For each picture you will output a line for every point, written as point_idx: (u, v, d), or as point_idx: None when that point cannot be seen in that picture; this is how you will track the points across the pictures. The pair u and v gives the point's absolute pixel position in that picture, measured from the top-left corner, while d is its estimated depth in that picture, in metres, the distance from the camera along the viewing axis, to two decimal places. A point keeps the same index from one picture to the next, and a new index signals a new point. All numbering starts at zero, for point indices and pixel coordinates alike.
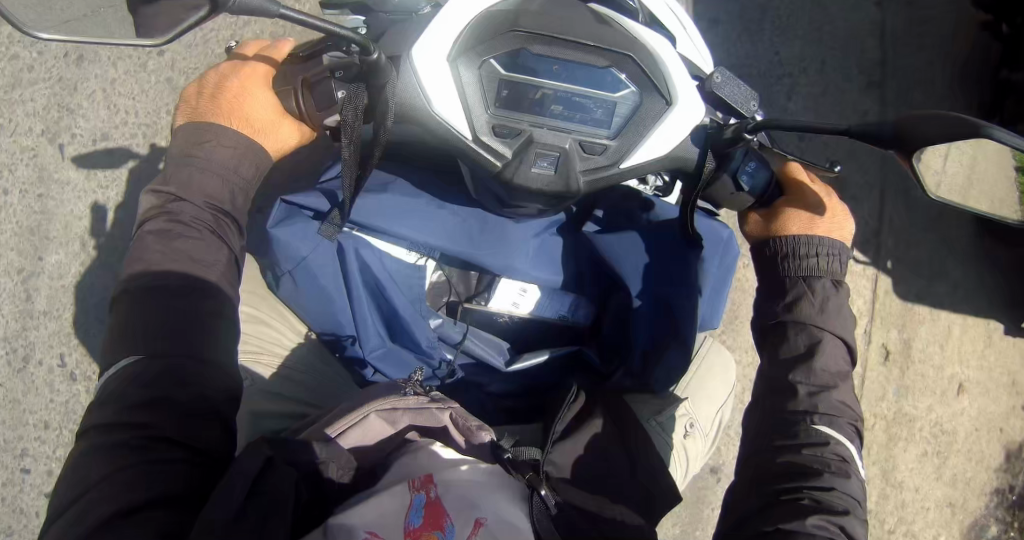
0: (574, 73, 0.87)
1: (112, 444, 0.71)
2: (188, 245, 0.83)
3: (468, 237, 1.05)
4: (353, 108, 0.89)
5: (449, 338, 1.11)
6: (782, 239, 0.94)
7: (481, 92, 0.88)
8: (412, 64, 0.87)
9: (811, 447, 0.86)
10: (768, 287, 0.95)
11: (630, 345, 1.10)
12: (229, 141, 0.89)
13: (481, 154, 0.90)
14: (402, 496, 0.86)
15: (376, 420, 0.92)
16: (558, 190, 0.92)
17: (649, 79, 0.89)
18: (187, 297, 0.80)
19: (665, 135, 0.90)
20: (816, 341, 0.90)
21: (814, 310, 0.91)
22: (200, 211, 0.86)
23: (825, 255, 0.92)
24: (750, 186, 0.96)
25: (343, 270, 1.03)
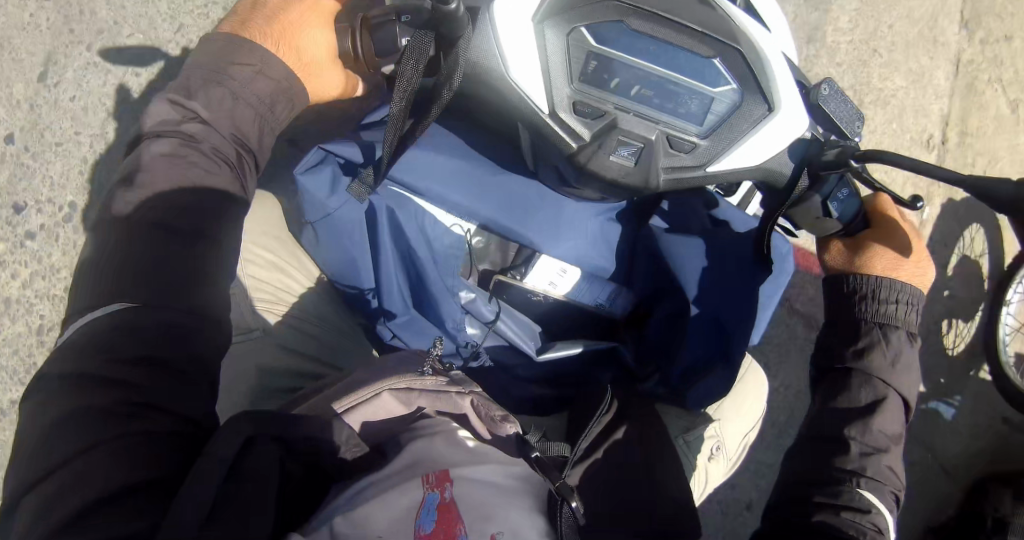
0: (671, 58, 0.77)
1: (84, 416, 0.63)
2: (201, 176, 0.74)
3: (516, 209, 0.95)
4: (415, 59, 0.78)
5: (482, 315, 1.00)
6: (863, 276, 0.83)
7: (566, 61, 0.78)
8: (492, 20, 0.76)
9: (851, 512, 0.74)
10: (836, 324, 0.84)
11: (670, 357, 0.97)
12: (274, 72, 0.79)
13: (555, 131, 0.80)
14: (414, 494, 0.80)
15: (390, 400, 0.83)
16: (634, 183, 0.82)
17: (754, 77, 0.78)
18: (187, 239, 0.72)
19: (761, 145, 0.80)
20: (879, 398, 0.79)
21: (886, 363, 0.80)
22: (224, 144, 0.76)
23: (905, 304, 0.81)
24: (839, 212, 0.85)
25: (372, 229, 0.94)
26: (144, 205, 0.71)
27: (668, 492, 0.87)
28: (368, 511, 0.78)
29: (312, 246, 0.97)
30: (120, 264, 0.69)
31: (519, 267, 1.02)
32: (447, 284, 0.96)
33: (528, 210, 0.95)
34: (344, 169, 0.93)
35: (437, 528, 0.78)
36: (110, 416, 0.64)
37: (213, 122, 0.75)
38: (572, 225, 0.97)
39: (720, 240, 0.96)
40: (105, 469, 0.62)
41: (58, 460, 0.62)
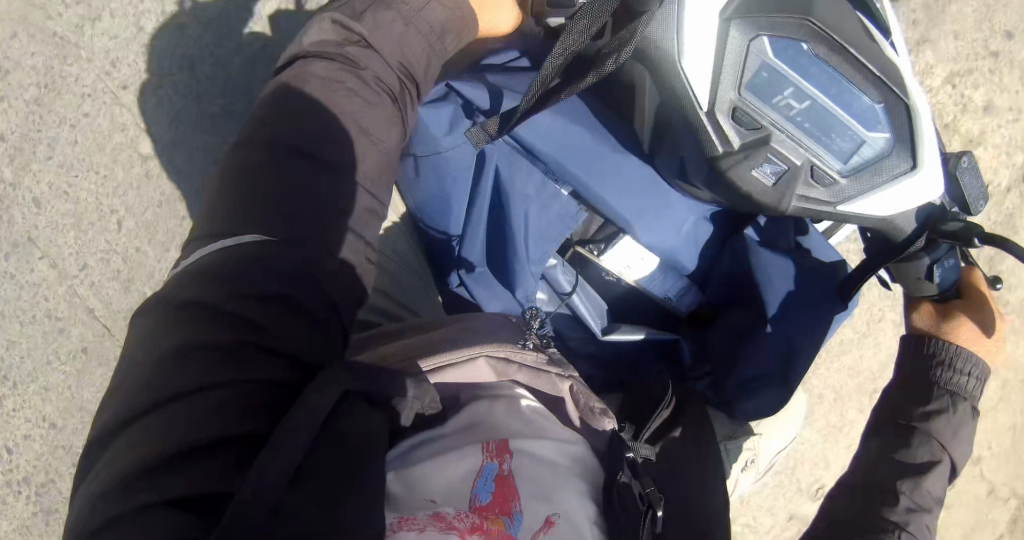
0: (840, 91, 0.77)
1: (196, 358, 0.62)
2: (356, 105, 0.72)
3: (618, 191, 0.95)
4: (592, 19, 0.75)
5: (557, 284, 1.05)
6: (946, 343, 0.86)
7: (740, 65, 0.76)
8: (681, 2, 0.74)
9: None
10: (906, 384, 0.87)
11: (733, 367, 0.98)
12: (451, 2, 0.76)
13: (706, 131, 0.79)
14: (473, 460, 0.80)
15: (483, 366, 0.80)
16: (765, 202, 0.82)
17: (910, 131, 0.78)
18: (328, 175, 0.70)
19: (895, 198, 0.80)
20: (936, 459, 0.81)
21: (948, 429, 0.82)
22: (387, 72, 0.73)
23: (975, 378, 0.84)
24: (940, 280, 0.86)
25: (474, 180, 0.94)
26: (295, 134, 0.70)
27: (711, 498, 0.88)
28: (425, 472, 0.79)
29: (408, 181, 0.98)
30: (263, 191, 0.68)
31: (599, 243, 1.03)
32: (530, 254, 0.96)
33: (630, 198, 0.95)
34: (467, 110, 0.90)
35: (493, 500, 0.78)
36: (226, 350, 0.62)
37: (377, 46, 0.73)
38: (664, 224, 0.98)
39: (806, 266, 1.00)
40: (214, 403, 0.60)
41: (168, 385, 0.61)
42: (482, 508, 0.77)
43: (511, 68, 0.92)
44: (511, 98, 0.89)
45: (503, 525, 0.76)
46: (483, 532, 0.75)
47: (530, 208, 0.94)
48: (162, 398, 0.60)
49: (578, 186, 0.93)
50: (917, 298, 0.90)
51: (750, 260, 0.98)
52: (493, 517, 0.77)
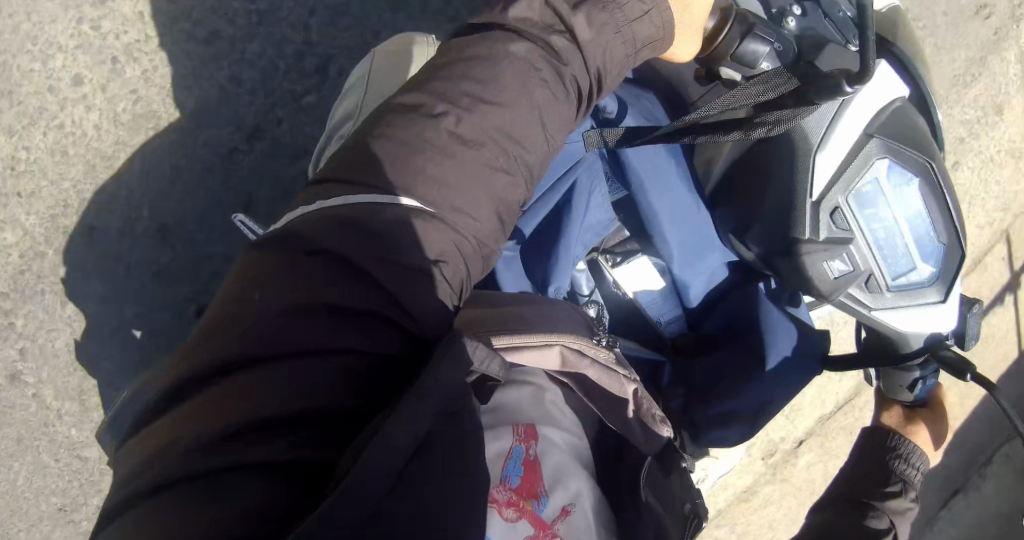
0: (916, 224, 0.88)
1: (282, 320, 0.59)
2: (545, 99, 0.67)
3: (674, 207, 0.94)
4: (769, 85, 0.78)
5: (577, 289, 1.01)
6: (905, 440, 1.01)
7: (860, 174, 0.84)
8: (841, 107, 0.82)
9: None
10: (867, 465, 1.01)
11: (707, 399, 1.02)
12: (663, 20, 0.70)
13: (804, 214, 0.85)
14: (504, 440, 0.77)
15: (555, 354, 0.73)
16: (819, 290, 0.89)
17: (949, 276, 0.91)
18: (469, 154, 0.64)
19: (917, 320, 0.93)
20: (887, 529, 0.93)
21: (897, 509, 0.95)
22: (584, 75, 0.68)
23: (921, 474, 1.00)
24: (917, 394, 1.02)
25: (559, 171, 0.92)
26: (477, 116, 0.64)
27: None
28: None
29: None
30: (424, 158, 0.63)
31: (616, 254, 1.04)
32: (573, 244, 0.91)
33: (677, 221, 0.94)
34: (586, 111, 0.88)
35: (522, 483, 0.75)
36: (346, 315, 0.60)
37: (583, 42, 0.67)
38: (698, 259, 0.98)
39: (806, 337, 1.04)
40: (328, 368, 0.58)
41: (269, 340, 0.58)
42: (512, 490, 0.74)
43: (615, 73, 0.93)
44: (633, 117, 0.88)
45: (532, 508, 0.74)
46: (518, 508, 0.73)
47: (592, 192, 0.91)
48: (252, 354, 0.58)
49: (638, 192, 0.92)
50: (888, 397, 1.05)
51: (760, 313, 1.01)
52: (524, 500, 0.74)
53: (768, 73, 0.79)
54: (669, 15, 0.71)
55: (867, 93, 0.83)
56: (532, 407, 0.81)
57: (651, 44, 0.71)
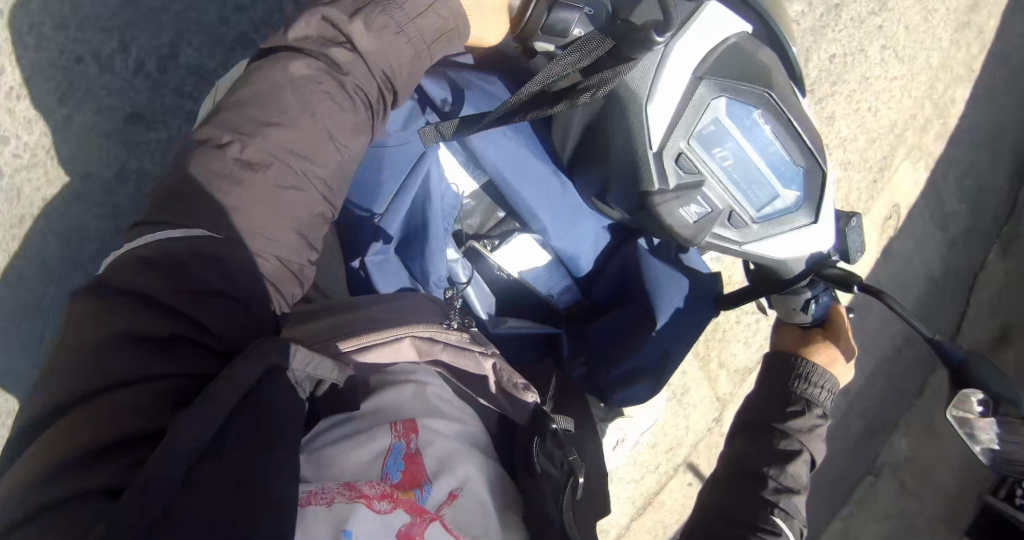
0: (769, 153, 0.89)
1: (121, 349, 0.59)
2: (328, 110, 0.67)
3: (534, 184, 1.00)
4: (580, 53, 0.79)
5: (455, 278, 1.06)
6: (805, 361, 1.05)
7: (696, 117, 0.85)
8: (663, 56, 0.82)
9: (765, 532, 0.90)
10: (774, 390, 1.05)
11: (610, 364, 1.11)
12: (449, 9, 0.70)
13: (649, 167, 0.86)
14: (383, 438, 0.81)
15: (407, 346, 0.76)
16: (683, 235, 0.91)
17: (815, 195, 0.92)
18: (272, 175, 0.65)
19: (790, 244, 0.94)
20: (797, 450, 0.99)
21: (803, 429, 1.01)
22: (369, 82, 0.69)
23: (825, 389, 1.04)
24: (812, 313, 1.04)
25: (410, 171, 0.93)
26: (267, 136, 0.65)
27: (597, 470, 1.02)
28: (337, 457, 0.80)
29: None
30: (221, 185, 0.64)
31: (493, 239, 1.12)
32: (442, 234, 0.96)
33: (543, 195, 1.01)
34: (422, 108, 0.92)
35: (403, 477, 0.79)
36: (161, 341, 0.61)
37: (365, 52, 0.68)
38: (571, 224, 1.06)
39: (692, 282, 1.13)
40: (159, 389, 0.59)
41: (108, 373, 0.58)
42: (391, 484, 0.78)
43: (449, 64, 0.96)
44: (470, 103, 0.91)
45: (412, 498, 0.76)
46: (391, 499, 0.75)
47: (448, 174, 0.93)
48: (94, 388, 0.58)
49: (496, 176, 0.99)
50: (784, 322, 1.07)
51: (642, 268, 1.10)
52: (404, 491, 0.77)
53: (579, 38, 0.78)
54: (457, 4, 0.71)
55: (689, 35, 0.82)
56: (413, 402, 0.87)
57: (443, 36, 0.71)
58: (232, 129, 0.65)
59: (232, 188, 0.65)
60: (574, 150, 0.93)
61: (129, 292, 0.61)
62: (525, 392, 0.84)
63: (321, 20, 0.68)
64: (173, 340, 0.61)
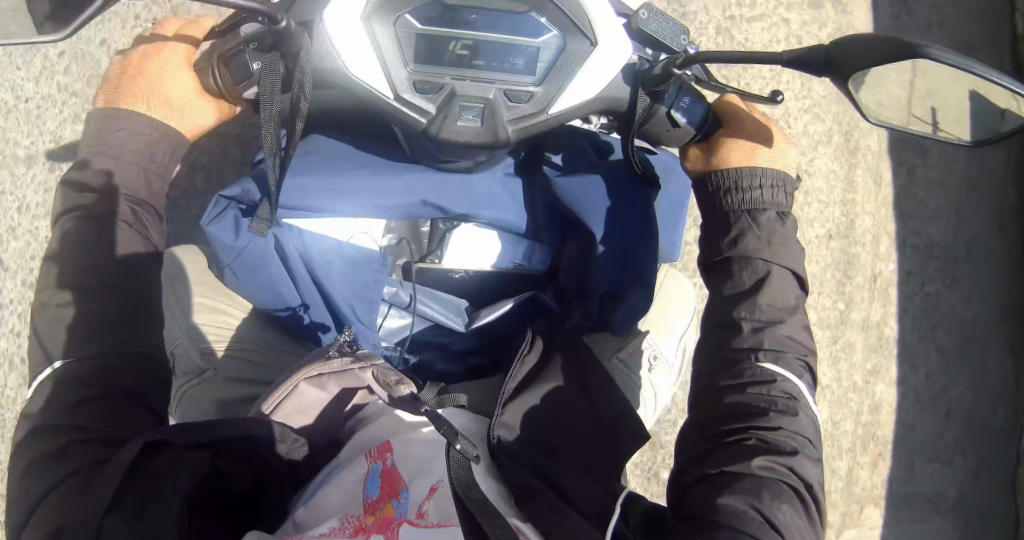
0: (494, 21, 0.85)
1: (47, 463, 0.78)
2: (111, 233, 0.87)
3: (422, 193, 1.07)
4: (269, 78, 0.87)
5: (401, 302, 1.19)
6: (723, 173, 0.94)
7: (399, 47, 0.86)
8: (323, 25, 0.84)
9: (757, 385, 0.89)
10: (712, 219, 0.95)
11: (587, 291, 1.15)
12: (143, 127, 0.90)
13: (406, 112, 0.89)
14: (361, 466, 0.91)
15: (305, 388, 0.96)
16: (487, 141, 0.91)
17: (571, 21, 0.86)
18: (93, 299, 0.84)
19: (590, 78, 0.88)
20: (762, 276, 0.91)
21: (761, 245, 0.91)
22: (120, 205, 0.88)
23: (768, 187, 0.92)
24: (688, 120, 0.95)
25: (282, 256, 1.04)
26: (72, 277, 0.85)
27: (606, 397, 1.09)
28: (323, 495, 0.89)
29: (234, 282, 1.09)
30: (57, 327, 0.84)
31: (434, 251, 1.19)
32: (357, 294, 1.08)
33: (443, 193, 1.08)
34: (244, 209, 1.03)
35: (382, 491, 0.88)
36: (61, 448, 0.79)
37: (111, 189, 0.88)
38: (485, 193, 1.12)
39: (605, 173, 1.12)
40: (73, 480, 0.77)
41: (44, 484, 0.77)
42: (371, 502, 0.87)
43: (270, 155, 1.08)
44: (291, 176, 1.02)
45: (392, 508, 0.86)
46: (363, 530, 0.81)
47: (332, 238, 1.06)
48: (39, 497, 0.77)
49: (389, 209, 1.07)
50: (684, 146, 1.00)
51: (566, 197, 1.11)
52: (383, 504, 0.87)
53: (259, 76, 0.87)
54: (150, 126, 0.90)
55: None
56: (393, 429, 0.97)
57: (158, 144, 0.91)
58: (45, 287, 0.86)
59: (66, 325, 0.84)
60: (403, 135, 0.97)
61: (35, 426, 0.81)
62: (396, 387, 0.94)
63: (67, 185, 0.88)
64: (72, 445, 0.79)
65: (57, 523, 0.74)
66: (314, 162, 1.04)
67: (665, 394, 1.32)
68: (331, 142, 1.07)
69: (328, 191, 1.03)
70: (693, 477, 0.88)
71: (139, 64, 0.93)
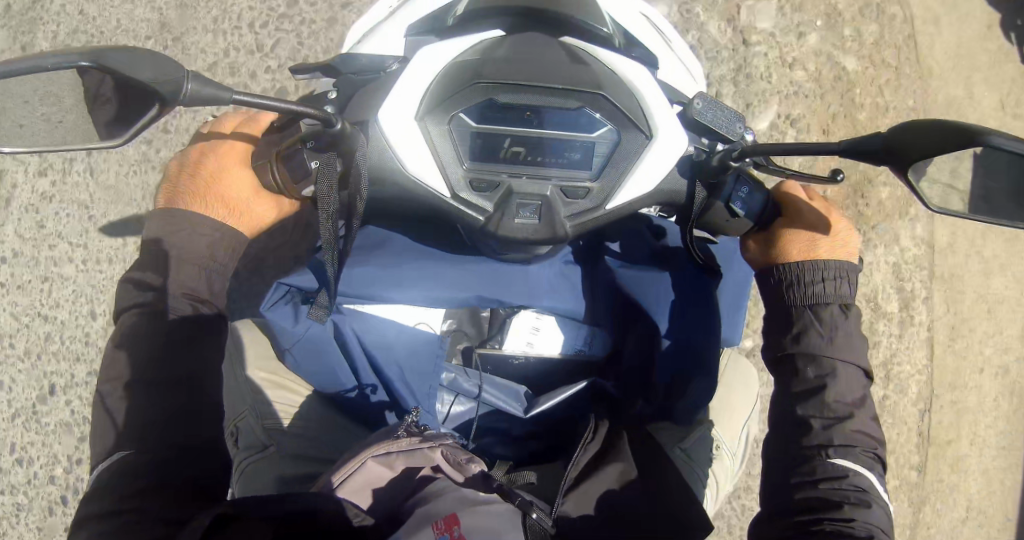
0: (547, 119, 0.85)
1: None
2: (169, 323, 0.87)
3: (483, 285, 1.04)
4: (327, 178, 0.89)
5: (466, 390, 1.15)
6: (785, 265, 0.91)
7: (454, 146, 0.86)
8: (379, 126, 0.86)
9: (829, 481, 0.84)
10: (775, 314, 0.91)
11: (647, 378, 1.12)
12: (206, 224, 0.90)
13: (463, 210, 0.89)
14: (428, 539, 0.90)
15: (373, 466, 0.96)
16: (546, 236, 0.90)
17: (627, 116, 0.85)
18: (153, 387, 0.85)
19: (650, 169, 0.86)
20: (828, 372, 0.87)
21: (824, 341, 0.87)
22: (181, 294, 0.88)
23: (832, 279, 0.88)
24: (746, 210, 0.92)
25: (342, 344, 1.06)
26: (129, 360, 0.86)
27: (673, 485, 1.04)
28: None
29: (296, 369, 1.10)
30: (117, 415, 0.85)
31: (495, 336, 1.17)
32: (416, 384, 1.07)
33: (500, 288, 1.05)
34: (303, 297, 1.05)
35: None
36: (115, 530, 0.78)
37: (168, 288, 0.88)
38: (552, 278, 1.08)
39: (670, 268, 1.11)
40: None
41: None
42: None
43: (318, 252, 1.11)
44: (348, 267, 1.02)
45: None
46: None
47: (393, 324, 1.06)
48: None
49: (452, 301, 1.04)
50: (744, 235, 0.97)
51: (631, 288, 1.11)
52: None
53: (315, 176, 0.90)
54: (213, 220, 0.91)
55: (390, 100, 0.85)
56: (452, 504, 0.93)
57: (219, 238, 0.91)
58: (110, 372, 0.87)
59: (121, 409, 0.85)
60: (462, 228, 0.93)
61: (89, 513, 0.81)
62: (467, 464, 0.98)
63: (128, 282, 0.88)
64: (136, 526, 0.78)
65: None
66: (372, 254, 1.03)
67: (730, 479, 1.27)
68: (382, 232, 1.06)
69: (391, 280, 1.02)
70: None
71: (195, 165, 0.95)
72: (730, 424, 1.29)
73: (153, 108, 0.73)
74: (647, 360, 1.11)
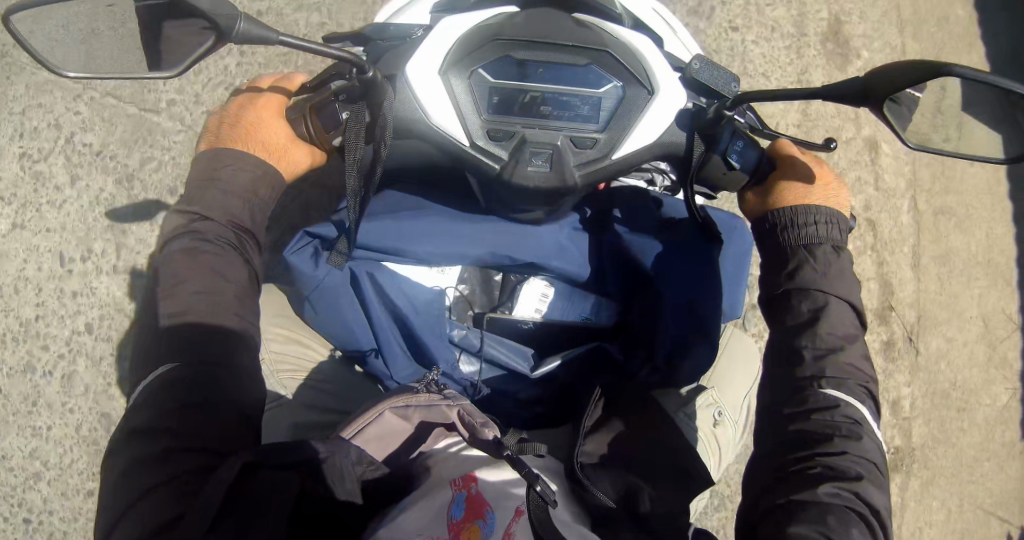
0: (559, 75, 0.93)
1: (141, 465, 0.83)
2: (212, 259, 0.95)
3: (494, 245, 1.12)
4: (356, 125, 0.97)
5: (471, 346, 1.20)
6: (780, 212, 0.98)
7: (473, 99, 0.94)
8: (406, 78, 0.94)
9: (821, 412, 0.89)
10: (772, 256, 0.98)
11: (655, 342, 1.16)
12: (249, 165, 0.99)
13: (480, 158, 0.96)
14: (445, 494, 0.94)
15: (390, 417, 0.98)
16: (556, 185, 0.97)
17: (631, 73, 0.93)
18: (198, 316, 0.93)
19: (651, 122, 0.94)
20: (822, 305, 0.92)
21: (818, 276, 0.93)
22: (225, 230, 0.97)
23: (823, 223, 0.95)
24: (741, 163, 1.01)
25: (360, 296, 1.12)
26: (177, 297, 0.93)
27: (674, 443, 1.09)
28: (408, 515, 0.91)
29: (312, 316, 1.15)
30: (161, 342, 0.92)
31: (506, 302, 1.23)
32: (430, 332, 1.14)
33: (512, 247, 1.12)
34: (324, 245, 1.11)
35: (467, 513, 0.92)
36: (158, 457, 0.83)
37: (217, 214, 0.97)
38: (557, 242, 1.15)
39: (674, 238, 1.16)
40: (170, 486, 0.81)
41: (142, 487, 0.81)
42: (457, 522, 0.91)
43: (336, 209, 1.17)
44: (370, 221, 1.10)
45: (479, 527, 0.91)
46: None
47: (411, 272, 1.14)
48: (132, 500, 0.81)
49: (469, 258, 1.13)
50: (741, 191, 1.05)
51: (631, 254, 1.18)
52: (471, 525, 0.91)
53: (347, 126, 0.97)
54: (258, 162, 1.00)
55: (417, 56, 0.93)
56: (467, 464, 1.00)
57: (258, 184, 1.00)
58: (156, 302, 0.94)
59: (168, 340, 0.91)
60: (477, 184, 1.04)
61: (128, 426, 0.87)
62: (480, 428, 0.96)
63: (178, 211, 0.98)
64: (169, 452, 0.83)
65: (156, 523, 0.79)
66: (393, 212, 1.11)
67: (728, 451, 1.32)
68: (403, 194, 1.15)
69: (409, 235, 1.10)
70: (760, 509, 0.86)
71: (234, 116, 1.04)
72: (733, 396, 1.34)
73: (209, 39, 0.82)
74: (652, 320, 1.17)
